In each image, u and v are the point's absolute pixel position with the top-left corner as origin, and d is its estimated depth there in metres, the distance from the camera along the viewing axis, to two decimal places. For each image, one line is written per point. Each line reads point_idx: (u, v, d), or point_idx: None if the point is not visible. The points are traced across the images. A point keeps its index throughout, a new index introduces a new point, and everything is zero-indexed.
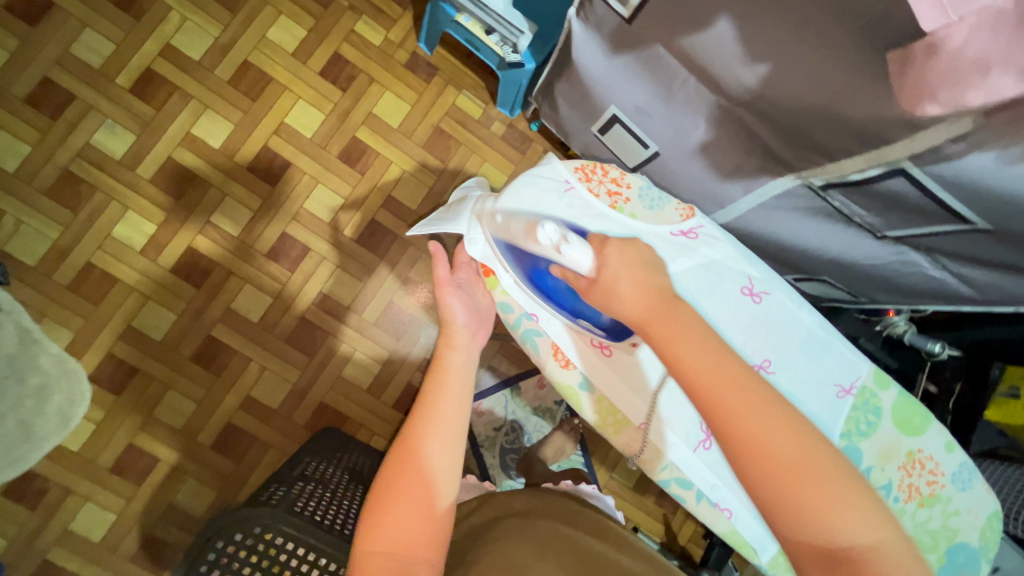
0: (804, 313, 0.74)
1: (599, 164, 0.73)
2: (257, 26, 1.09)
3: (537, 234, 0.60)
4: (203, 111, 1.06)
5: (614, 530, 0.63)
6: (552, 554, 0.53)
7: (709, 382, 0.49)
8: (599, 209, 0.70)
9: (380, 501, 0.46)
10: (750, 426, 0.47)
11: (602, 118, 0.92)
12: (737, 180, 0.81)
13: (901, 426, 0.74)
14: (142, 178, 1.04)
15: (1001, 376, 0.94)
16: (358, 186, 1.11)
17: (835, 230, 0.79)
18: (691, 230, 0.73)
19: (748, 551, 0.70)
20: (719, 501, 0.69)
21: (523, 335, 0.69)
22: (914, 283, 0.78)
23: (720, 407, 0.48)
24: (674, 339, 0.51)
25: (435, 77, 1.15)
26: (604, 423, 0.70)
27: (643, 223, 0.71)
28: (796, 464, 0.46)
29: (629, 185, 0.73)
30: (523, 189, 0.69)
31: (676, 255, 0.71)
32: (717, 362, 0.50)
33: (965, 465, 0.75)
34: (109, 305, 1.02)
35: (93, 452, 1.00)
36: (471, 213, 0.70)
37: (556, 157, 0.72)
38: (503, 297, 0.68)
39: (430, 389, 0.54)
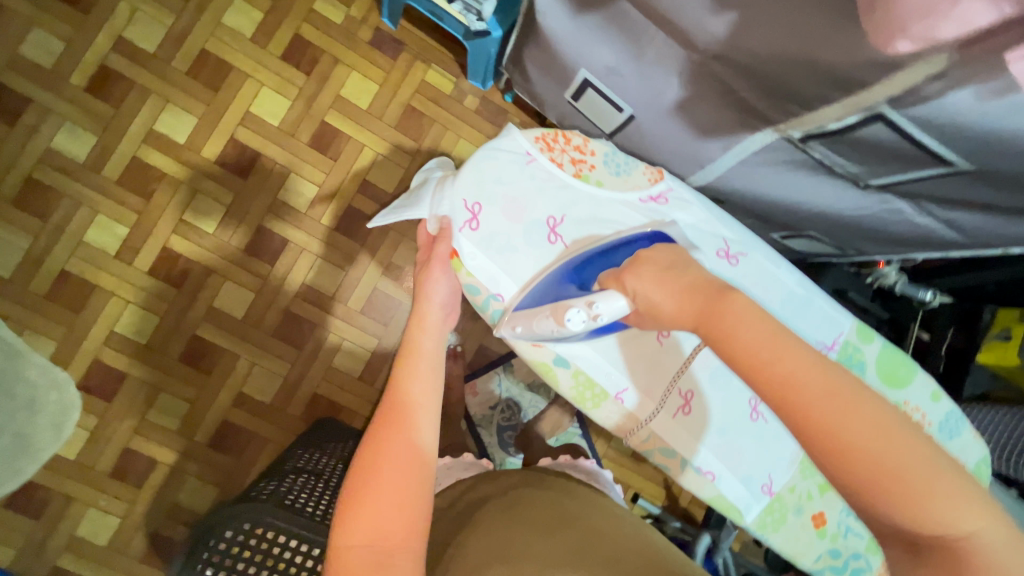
0: (784, 272, 0.73)
1: (560, 132, 0.70)
2: (212, 11, 1.04)
3: (565, 321, 0.55)
4: (164, 105, 1.03)
5: (611, 509, 0.61)
6: (546, 530, 0.51)
7: (765, 366, 0.42)
8: (562, 179, 0.68)
9: (356, 492, 0.43)
10: (820, 411, 0.39)
11: (574, 84, 0.88)
12: (715, 138, 0.78)
13: (887, 378, 0.74)
14: (109, 180, 1.01)
15: (993, 320, 0.94)
16: (332, 173, 1.08)
17: (816, 181, 0.77)
18: (661, 194, 0.71)
19: (734, 515, 0.70)
20: (703, 466, 0.69)
21: (493, 316, 0.66)
22: (899, 229, 0.78)
23: (782, 395, 0.41)
24: (738, 329, 0.44)
25: (403, 53, 1.11)
26: (581, 398, 0.69)
27: (609, 191, 0.69)
28: (876, 449, 0.38)
29: (594, 151, 0.71)
30: (483, 164, 0.65)
31: (647, 221, 0.69)
32: (776, 347, 0.42)
33: (952, 413, 0.75)
34: (91, 312, 1.00)
35: (91, 459, 1.00)
36: (432, 195, 0.67)
37: (516, 127, 0.68)
38: (469, 279, 0.64)
39: (399, 375, 0.52)
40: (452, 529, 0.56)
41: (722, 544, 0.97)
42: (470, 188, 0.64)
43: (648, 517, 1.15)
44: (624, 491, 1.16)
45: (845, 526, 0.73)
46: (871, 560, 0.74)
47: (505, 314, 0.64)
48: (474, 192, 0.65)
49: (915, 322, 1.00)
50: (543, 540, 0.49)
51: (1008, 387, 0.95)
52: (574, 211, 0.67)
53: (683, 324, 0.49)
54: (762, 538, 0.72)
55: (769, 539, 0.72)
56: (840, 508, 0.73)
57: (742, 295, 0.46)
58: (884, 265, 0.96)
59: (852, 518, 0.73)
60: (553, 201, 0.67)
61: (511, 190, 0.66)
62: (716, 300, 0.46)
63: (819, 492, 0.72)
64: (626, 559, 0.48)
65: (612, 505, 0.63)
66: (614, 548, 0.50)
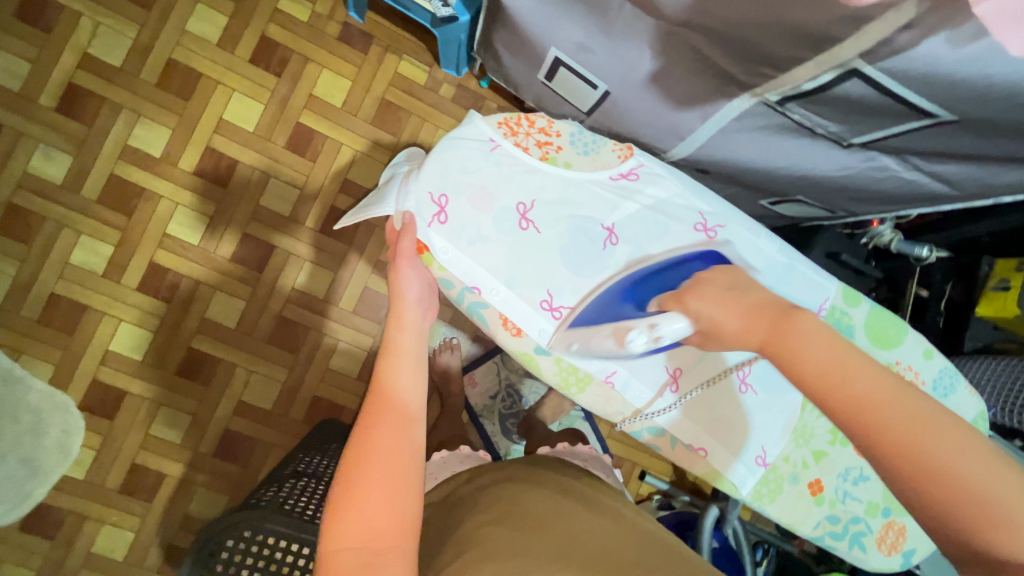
0: (763, 240, 0.71)
1: (523, 115, 0.69)
2: (176, 19, 1.03)
3: (626, 342, 0.57)
4: (136, 120, 1.01)
5: (604, 501, 0.57)
6: (546, 528, 0.48)
7: (840, 388, 0.41)
8: (529, 162, 0.66)
9: (345, 491, 0.41)
10: (898, 429, 0.39)
11: (546, 63, 0.86)
12: (693, 108, 0.76)
13: (877, 341, 0.73)
14: (88, 200, 1.00)
15: (991, 271, 0.92)
16: (312, 174, 1.07)
17: (797, 144, 0.75)
18: (631, 171, 0.69)
19: (729, 488, 0.70)
20: (692, 442, 0.69)
21: (469, 309, 0.66)
22: (883, 185, 0.77)
23: (857, 415, 0.40)
24: (808, 350, 0.44)
25: (373, 46, 1.09)
26: (567, 383, 0.68)
27: (578, 172, 0.67)
28: (961, 471, 0.37)
29: (559, 133, 0.69)
30: (446, 154, 0.64)
31: (620, 201, 0.68)
32: (846, 368, 0.42)
33: (945, 369, 0.74)
34: (84, 333, 1.01)
35: (99, 477, 1.01)
36: (397, 192, 0.65)
37: (477, 114, 0.66)
38: (442, 274, 0.64)
39: (382, 372, 0.49)
40: (442, 531, 0.54)
41: (728, 512, 0.93)
42: (434, 180, 0.63)
43: (657, 493, 1.17)
44: (631, 469, 1.16)
45: (843, 492, 0.73)
46: (872, 523, 0.73)
47: (559, 329, 0.65)
48: (439, 184, 0.63)
49: (913, 278, 0.98)
50: (536, 537, 0.46)
51: (1009, 338, 0.93)
52: (544, 195, 0.66)
53: (748, 345, 0.48)
54: (759, 509, 0.72)
55: (767, 509, 0.71)
56: (837, 474, 0.73)
57: (810, 317, 0.46)
58: (878, 224, 0.95)
59: (849, 483, 0.73)
60: (522, 187, 0.65)
61: (477, 179, 0.64)
62: (781, 320, 0.46)
63: (814, 460, 0.72)
64: (629, 554, 0.46)
65: (613, 497, 0.61)
66: (618, 543, 0.48)
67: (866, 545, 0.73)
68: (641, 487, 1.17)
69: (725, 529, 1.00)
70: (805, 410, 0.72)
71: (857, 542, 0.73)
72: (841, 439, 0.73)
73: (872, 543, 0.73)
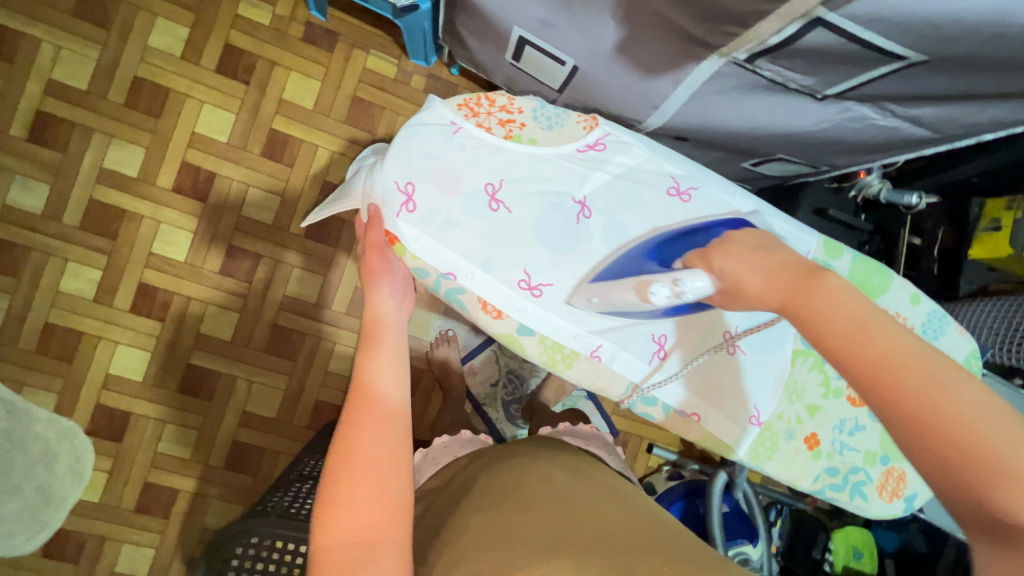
0: (739, 199, 0.70)
1: (483, 95, 0.67)
2: (137, 35, 1.01)
3: (649, 297, 0.56)
4: (110, 141, 1.01)
5: (598, 478, 0.56)
6: (540, 512, 0.47)
7: (860, 343, 0.42)
8: (494, 142, 0.65)
9: (333, 488, 0.41)
10: (918, 388, 0.39)
11: (511, 44, 0.84)
12: (663, 75, 0.75)
13: (861, 289, 0.73)
14: (71, 227, 1.00)
15: (982, 212, 0.91)
16: (291, 180, 1.06)
17: (771, 100, 0.74)
18: (598, 141, 0.68)
19: (725, 450, 0.71)
20: (685, 408, 0.69)
21: (447, 295, 0.65)
22: (859, 134, 0.77)
23: (875, 371, 0.40)
24: (828, 304, 0.45)
25: (339, 43, 1.07)
26: (553, 361, 0.67)
27: (544, 147, 0.66)
28: (978, 431, 0.37)
29: (521, 109, 0.67)
30: (408, 142, 0.63)
31: (589, 173, 0.67)
32: (869, 327, 0.43)
33: (934, 313, 0.74)
34: (83, 359, 1.01)
35: (114, 498, 1.03)
36: (364, 188, 0.64)
37: (436, 99, 0.65)
38: (416, 263, 0.62)
39: (364, 368, 0.49)
40: (439, 515, 0.53)
41: (737, 477, 0.93)
42: (399, 168, 0.62)
43: (666, 464, 1.18)
44: (639, 443, 1.17)
45: (840, 443, 0.73)
46: (871, 472, 0.74)
47: (580, 283, 0.65)
48: (404, 172, 0.62)
49: (904, 226, 0.97)
50: (538, 519, 0.46)
51: (1006, 278, 0.92)
52: (511, 174, 0.65)
53: (769, 305, 0.49)
54: (758, 468, 0.72)
55: (765, 467, 0.72)
56: (832, 426, 0.73)
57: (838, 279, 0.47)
58: (865, 175, 0.94)
59: (846, 434, 0.73)
60: (488, 168, 0.64)
61: (441, 164, 0.63)
62: (807, 280, 0.47)
63: (808, 415, 0.72)
64: (628, 540, 0.44)
65: (610, 475, 0.60)
66: (610, 518, 0.47)
67: (866, 495, 0.74)
68: (650, 460, 1.18)
69: (736, 493, 1.00)
70: (794, 364, 0.72)
71: (858, 492, 0.73)
72: (833, 392, 0.73)
73: (873, 491, 0.74)
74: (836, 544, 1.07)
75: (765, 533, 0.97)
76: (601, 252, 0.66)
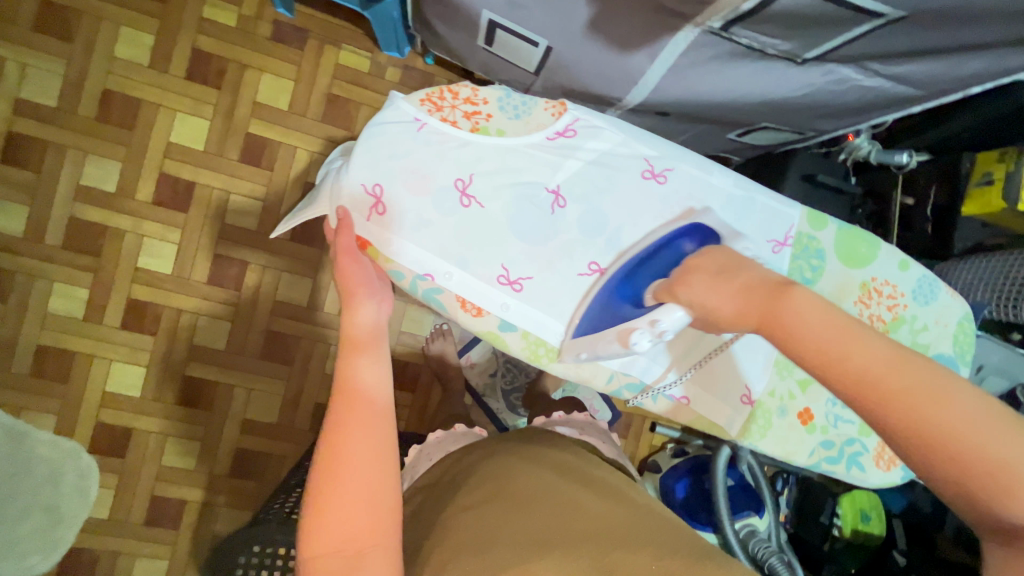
0: (716, 176, 0.69)
1: (445, 88, 0.65)
2: (102, 47, 0.99)
3: (632, 344, 0.56)
4: (84, 158, 0.99)
5: (588, 471, 0.55)
6: (533, 514, 0.46)
7: (840, 363, 0.42)
8: (460, 137, 0.63)
9: (318, 499, 0.40)
10: (903, 401, 0.39)
11: (481, 29, 0.82)
12: (639, 49, 0.73)
13: (849, 260, 0.72)
14: (54, 247, 0.99)
15: (973, 167, 0.89)
16: (272, 184, 1.05)
17: (749, 69, 0.72)
18: (568, 127, 0.66)
19: (718, 431, 0.72)
20: (675, 393, 0.71)
21: (425, 296, 0.64)
22: (841, 97, 0.75)
23: (858, 390, 0.41)
24: (799, 325, 0.44)
25: (309, 40, 1.05)
26: (537, 356, 0.66)
27: (513, 137, 0.64)
28: (972, 440, 0.37)
29: (486, 99, 0.66)
30: (373, 142, 0.61)
31: (561, 161, 0.66)
32: (845, 341, 0.42)
33: (924, 278, 0.73)
34: (79, 379, 1.01)
35: (123, 513, 1.04)
36: (332, 191, 0.63)
37: (398, 94, 0.63)
38: (392, 265, 0.62)
39: (343, 370, 0.47)
40: (431, 512, 0.53)
41: (741, 453, 0.92)
42: (365, 170, 0.61)
43: (671, 442, 1.18)
44: (642, 423, 1.17)
45: (834, 416, 0.72)
46: (867, 442, 0.74)
47: (565, 340, 0.65)
48: (371, 174, 0.61)
49: (897, 187, 0.95)
50: (527, 520, 0.45)
51: (999, 233, 0.92)
52: (481, 168, 0.63)
53: (745, 328, 0.48)
54: (751, 446, 0.72)
55: (759, 445, 0.72)
56: (825, 400, 0.72)
57: (804, 290, 0.46)
58: (854, 138, 0.92)
59: (840, 407, 0.72)
60: (457, 163, 0.63)
61: (408, 163, 0.61)
62: (774, 299, 0.46)
63: (800, 390, 0.72)
64: (617, 531, 0.44)
65: (602, 466, 0.59)
66: (601, 511, 0.47)
67: (863, 465, 0.73)
68: (654, 439, 1.18)
69: (740, 466, 1.00)
70: None
71: (854, 463, 0.73)
72: None
73: (870, 461, 0.74)
74: (844, 509, 1.07)
75: (772, 503, 0.98)
76: (578, 240, 0.66)
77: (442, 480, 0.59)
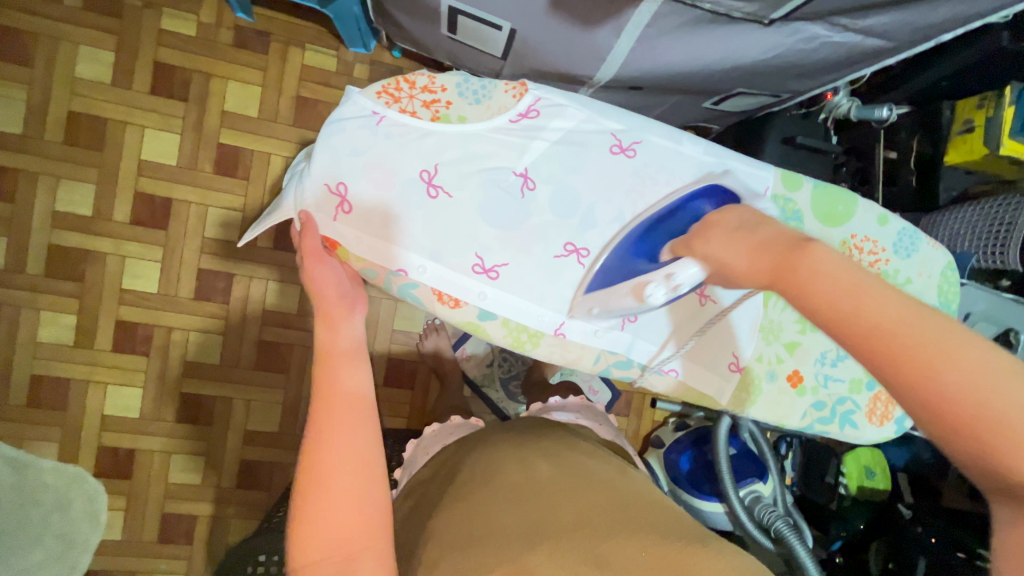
0: (686, 145, 0.69)
1: (401, 77, 0.64)
2: (62, 68, 0.97)
3: (647, 297, 0.57)
4: (57, 183, 0.98)
5: (579, 456, 0.55)
6: (522, 504, 0.46)
7: (852, 320, 0.41)
8: (421, 127, 0.62)
9: (304, 508, 0.41)
10: (915, 354, 0.38)
11: (443, 17, 0.81)
12: (604, 24, 0.71)
13: (827, 218, 0.71)
14: (36, 276, 0.98)
15: (954, 114, 0.88)
16: (250, 193, 1.04)
17: (717, 36, 0.71)
18: (530, 108, 0.65)
19: (709, 402, 0.72)
20: (666, 367, 0.70)
21: (401, 292, 0.64)
22: (812, 57, 0.74)
23: (873, 344, 0.40)
24: (813, 279, 0.43)
25: (272, 43, 1.03)
26: (519, 342, 0.67)
27: (475, 123, 0.63)
28: (980, 395, 0.36)
29: (444, 86, 0.64)
30: (333, 140, 0.60)
31: (526, 143, 0.65)
32: (856, 295, 0.42)
33: (905, 230, 0.73)
34: (77, 405, 1.01)
35: (135, 532, 1.04)
36: (294, 193, 0.61)
37: (353, 89, 0.62)
38: (365, 264, 0.61)
39: (321, 377, 0.46)
40: (425, 509, 0.53)
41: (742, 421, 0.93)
42: (327, 170, 0.60)
43: (672, 417, 1.20)
44: (642, 400, 1.19)
45: (824, 376, 0.73)
46: (859, 400, 0.73)
47: (576, 297, 0.66)
48: (334, 173, 0.60)
49: (878, 141, 0.94)
50: (511, 512, 0.46)
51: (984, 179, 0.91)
52: (445, 158, 0.62)
53: (759, 283, 0.48)
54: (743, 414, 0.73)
55: (750, 413, 0.72)
56: (814, 361, 0.73)
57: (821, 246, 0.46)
58: (833, 96, 0.92)
59: (828, 366, 0.73)
60: (421, 154, 0.62)
61: (371, 158, 0.60)
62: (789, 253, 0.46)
63: (788, 353, 0.72)
64: (604, 521, 0.45)
65: (593, 450, 0.59)
66: (589, 502, 0.47)
67: (857, 423, 0.73)
68: (656, 414, 1.21)
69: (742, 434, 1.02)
70: (769, 306, 0.72)
71: (848, 421, 0.73)
72: (810, 326, 0.73)
73: (863, 418, 0.73)
74: (849, 466, 1.08)
75: (775, 467, 1.00)
76: (551, 222, 0.66)
77: (434, 474, 0.60)
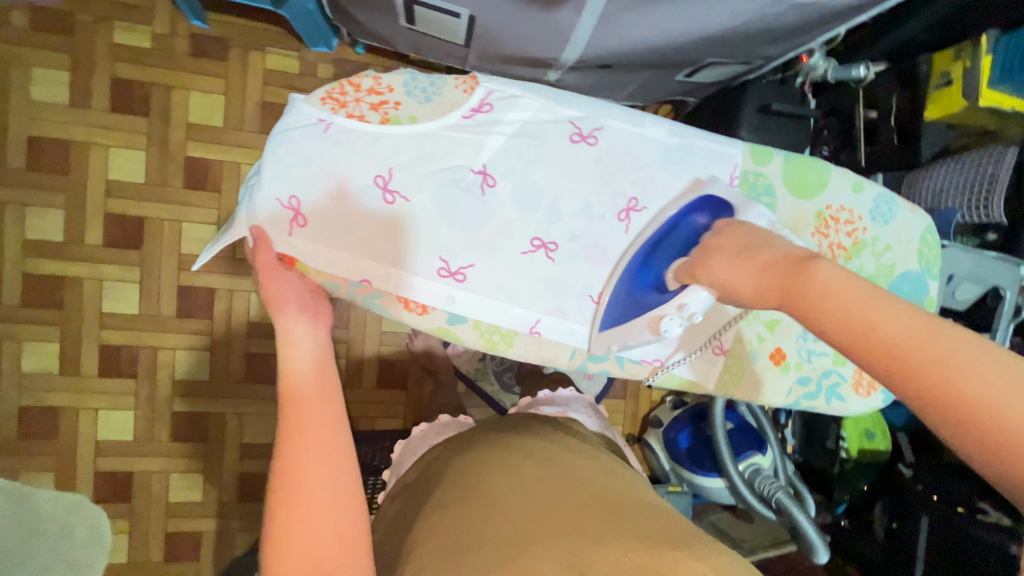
0: (650, 127, 0.68)
1: (346, 81, 0.62)
2: (16, 93, 0.95)
3: (663, 331, 0.59)
4: (25, 211, 0.96)
5: (560, 453, 0.55)
6: (503, 508, 0.46)
7: (866, 335, 0.41)
8: (370, 131, 0.60)
9: (276, 529, 0.40)
10: (935, 371, 0.37)
11: (399, 10, 0.78)
12: (563, 6, 0.68)
13: (800, 190, 0.70)
14: (14, 306, 0.97)
15: (931, 68, 0.85)
16: (223, 205, 1.02)
17: (681, 6, 0.68)
18: (483, 101, 0.63)
19: (692, 386, 0.72)
20: (641, 359, 0.70)
21: (366, 303, 0.62)
22: (781, 18, 0.72)
23: (892, 362, 0.39)
24: (824, 299, 0.43)
25: (231, 49, 1.00)
26: (492, 343, 0.66)
27: (426, 122, 0.61)
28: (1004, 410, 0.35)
29: (391, 86, 0.62)
30: (280, 153, 0.59)
31: (483, 138, 0.63)
32: (870, 312, 0.41)
33: (880, 196, 0.72)
34: (69, 432, 1.01)
35: (141, 553, 1.05)
36: (244, 211, 0.59)
37: (297, 97, 0.60)
38: (327, 278, 0.60)
39: (287, 393, 0.45)
40: (405, 520, 0.52)
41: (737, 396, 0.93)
42: (278, 184, 0.58)
43: (670, 395, 1.18)
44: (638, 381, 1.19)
45: (806, 351, 0.72)
46: (844, 371, 0.73)
47: (592, 335, 0.67)
48: (285, 187, 0.58)
49: (857, 100, 0.92)
50: (490, 520, 0.45)
51: (966, 134, 0.89)
52: (399, 161, 0.60)
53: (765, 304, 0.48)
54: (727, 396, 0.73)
55: (734, 395, 0.72)
56: (797, 337, 0.72)
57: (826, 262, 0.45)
58: (809, 59, 0.89)
59: (812, 341, 0.72)
60: (374, 159, 0.60)
61: (322, 168, 0.59)
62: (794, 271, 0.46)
63: (768, 331, 0.72)
64: (584, 520, 0.44)
65: (575, 446, 0.58)
66: (567, 500, 0.47)
67: (843, 395, 0.73)
68: (653, 395, 1.20)
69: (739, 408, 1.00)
70: None
71: (834, 394, 0.73)
72: None
73: (849, 390, 0.73)
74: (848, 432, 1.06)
75: (775, 439, 0.98)
76: (515, 217, 0.65)
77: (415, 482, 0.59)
